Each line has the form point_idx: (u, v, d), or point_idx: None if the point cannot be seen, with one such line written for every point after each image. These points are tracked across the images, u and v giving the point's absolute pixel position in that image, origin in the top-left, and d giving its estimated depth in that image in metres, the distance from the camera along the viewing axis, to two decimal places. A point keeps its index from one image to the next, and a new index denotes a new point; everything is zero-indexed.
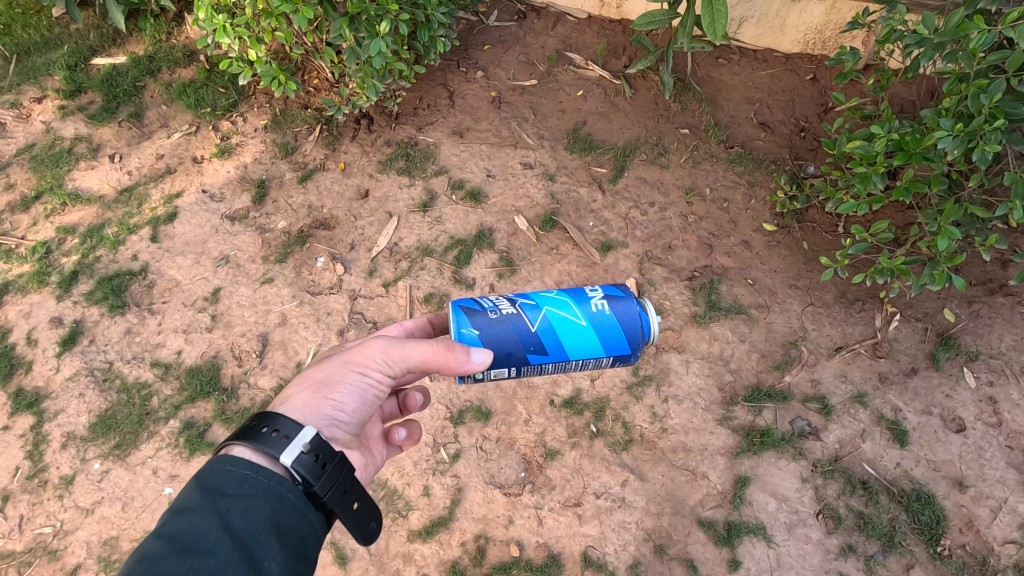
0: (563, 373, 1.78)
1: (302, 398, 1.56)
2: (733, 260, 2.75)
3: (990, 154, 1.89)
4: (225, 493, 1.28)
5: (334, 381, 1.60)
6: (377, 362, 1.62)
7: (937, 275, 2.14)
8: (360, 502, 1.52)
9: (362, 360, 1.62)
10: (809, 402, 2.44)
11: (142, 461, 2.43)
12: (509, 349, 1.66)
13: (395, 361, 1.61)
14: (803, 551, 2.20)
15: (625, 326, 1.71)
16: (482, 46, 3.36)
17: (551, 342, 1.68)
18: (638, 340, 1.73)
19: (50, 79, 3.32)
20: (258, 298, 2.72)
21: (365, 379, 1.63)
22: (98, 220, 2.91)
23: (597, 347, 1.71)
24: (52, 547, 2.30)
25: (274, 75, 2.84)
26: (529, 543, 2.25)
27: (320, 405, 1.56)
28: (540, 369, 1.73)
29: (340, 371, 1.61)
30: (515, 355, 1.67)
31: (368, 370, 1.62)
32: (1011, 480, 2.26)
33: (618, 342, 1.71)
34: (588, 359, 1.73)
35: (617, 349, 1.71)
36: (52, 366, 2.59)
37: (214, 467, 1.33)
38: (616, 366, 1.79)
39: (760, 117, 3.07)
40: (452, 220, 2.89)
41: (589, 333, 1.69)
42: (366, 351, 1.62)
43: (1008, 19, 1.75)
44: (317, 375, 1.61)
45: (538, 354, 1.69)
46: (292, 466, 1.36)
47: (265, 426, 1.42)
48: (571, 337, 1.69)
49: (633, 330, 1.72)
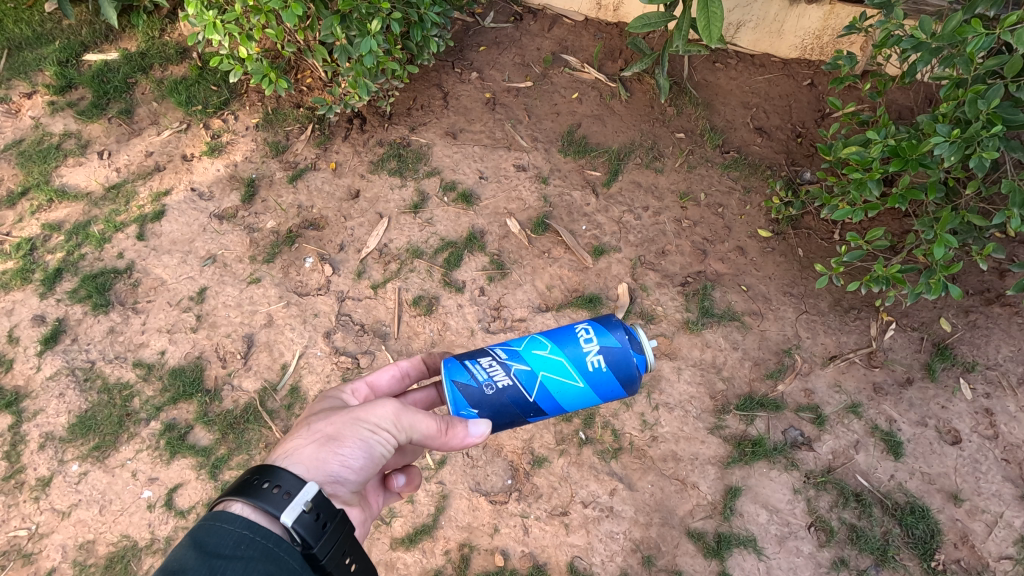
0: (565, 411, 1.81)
1: (307, 451, 1.44)
2: (727, 265, 2.71)
3: (987, 160, 1.87)
4: (221, 555, 1.17)
5: (343, 435, 1.48)
6: (388, 421, 1.52)
7: (933, 284, 2.09)
8: (356, 564, 1.40)
9: (371, 416, 1.52)
10: (802, 411, 2.39)
11: (121, 463, 2.38)
12: (511, 417, 1.66)
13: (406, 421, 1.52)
14: (793, 564, 2.15)
15: (620, 375, 1.65)
16: (478, 47, 3.33)
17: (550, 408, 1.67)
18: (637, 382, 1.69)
19: (40, 74, 3.28)
20: (245, 298, 2.68)
21: (373, 438, 1.51)
22: (84, 217, 2.86)
23: (597, 401, 1.69)
24: (27, 550, 2.25)
25: (265, 73, 2.79)
26: (515, 553, 2.20)
27: (326, 461, 1.44)
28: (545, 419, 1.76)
29: (348, 425, 1.50)
30: (517, 422, 1.69)
31: (376, 430, 1.52)
32: (1007, 494, 2.22)
33: (617, 390, 1.67)
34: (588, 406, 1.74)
35: (615, 398, 1.68)
36: (33, 365, 2.54)
37: (208, 524, 1.22)
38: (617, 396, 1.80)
39: (756, 122, 3.03)
40: (443, 222, 2.85)
41: (586, 391, 1.66)
42: (377, 410, 1.53)
43: (1006, 22, 1.71)
44: (324, 429, 1.49)
45: (539, 416, 1.69)
46: (293, 525, 1.26)
47: (265, 481, 1.31)
48: (570, 396, 1.66)
49: (629, 379, 1.66)
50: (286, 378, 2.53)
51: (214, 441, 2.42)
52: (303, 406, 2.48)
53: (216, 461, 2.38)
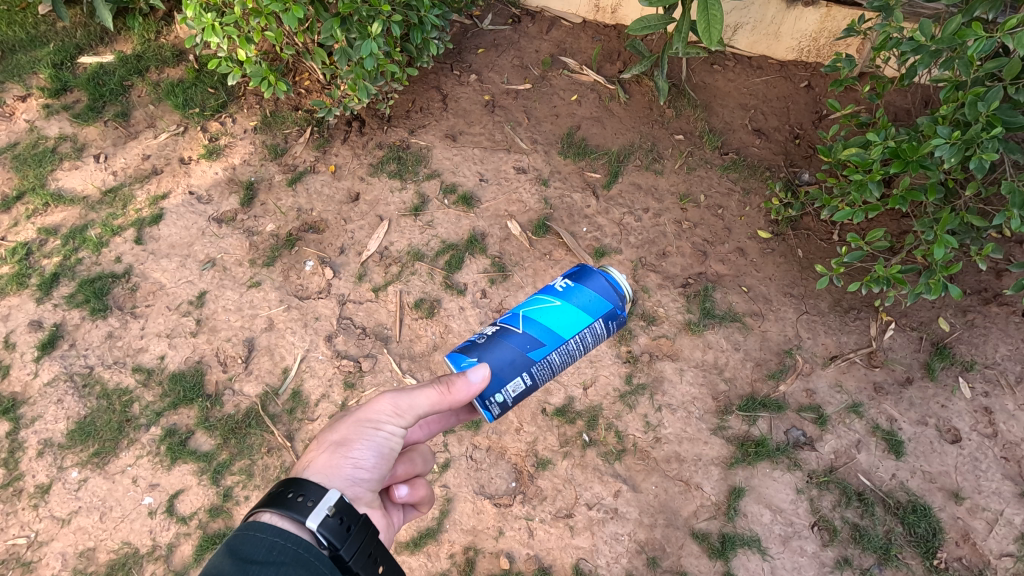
0: (570, 362, 1.71)
1: (321, 461, 1.47)
2: (727, 266, 2.72)
3: (986, 162, 1.89)
4: (255, 560, 1.16)
5: (350, 439, 1.50)
6: (387, 415, 1.52)
7: (933, 284, 2.10)
8: (386, 569, 1.38)
9: (372, 414, 1.53)
10: (804, 411, 2.41)
11: (121, 469, 2.36)
12: (508, 354, 1.62)
13: (404, 410, 1.52)
14: (797, 564, 2.16)
15: (589, 284, 1.73)
16: (476, 50, 3.33)
17: (541, 333, 1.66)
18: (611, 293, 1.73)
19: (34, 77, 3.25)
20: (245, 302, 2.66)
21: (379, 433, 1.53)
22: (81, 222, 2.84)
23: (584, 317, 1.69)
24: (27, 558, 2.23)
25: (263, 76, 2.78)
26: (519, 556, 2.20)
27: (340, 466, 1.46)
28: (549, 364, 1.67)
29: (353, 428, 1.52)
30: (517, 359, 1.62)
31: (380, 424, 1.53)
32: (1007, 492, 2.24)
33: (595, 301, 1.71)
34: (582, 333, 1.70)
35: (600, 308, 1.70)
36: (30, 371, 2.52)
37: (242, 534, 1.22)
38: (611, 329, 1.75)
39: (755, 124, 3.05)
40: (444, 224, 2.84)
41: (566, 307, 1.69)
42: (374, 405, 1.53)
43: (1006, 26, 1.72)
44: (333, 436, 1.52)
45: (537, 349, 1.64)
46: (319, 529, 1.27)
47: (290, 491, 1.33)
48: (554, 316, 1.68)
49: (602, 287, 1.73)
50: (287, 382, 2.51)
51: (216, 446, 2.40)
52: (305, 410, 2.46)
53: (218, 467, 2.37)
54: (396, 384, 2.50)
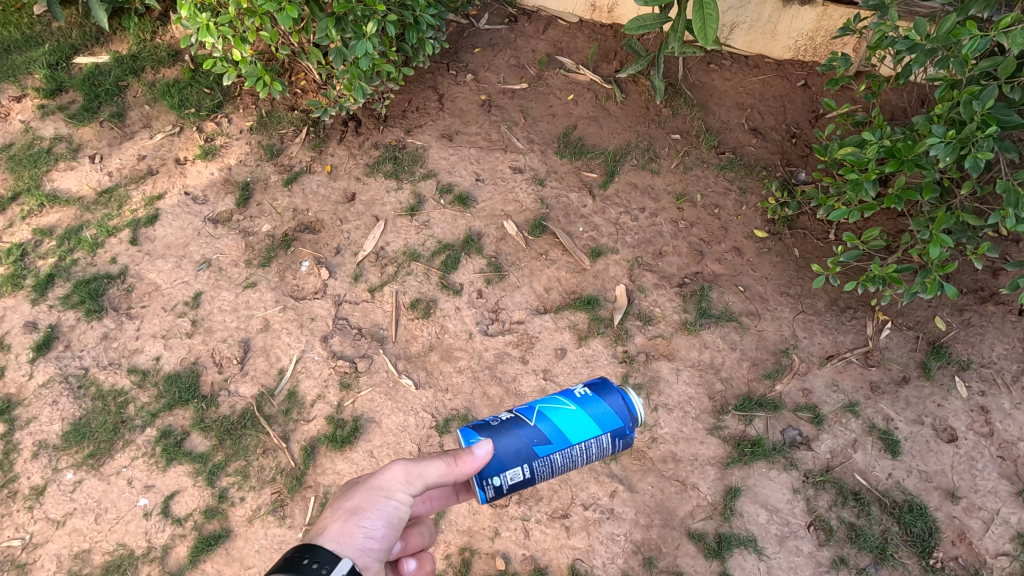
0: (569, 467, 1.67)
1: (334, 528, 1.43)
2: (724, 266, 2.72)
3: (982, 161, 1.86)
4: None
5: (364, 507, 1.48)
6: (400, 483, 1.50)
7: (928, 283, 2.10)
8: None
9: (384, 482, 1.51)
10: (800, 411, 2.40)
11: (116, 470, 2.36)
12: (515, 443, 1.59)
13: (415, 478, 1.50)
14: (793, 563, 2.16)
15: (606, 395, 1.67)
16: (472, 49, 3.32)
17: (550, 429, 1.63)
18: (625, 412, 1.67)
19: (29, 77, 3.24)
20: (241, 302, 2.66)
21: (392, 502, 1.50)
22: (76, 222, 2.83)
23: (593, 427, 1.64)
24: (21, 560, 2.22)
25: (259, 76, 2.78)
26: (515, 556, 2.20)
27: (353, 534, 1.43)
28: (551, 463, 1.63)
29: (366, 496, 1.49)
30: (520, 448, 1.60)
31: (392, 492, 1.50)
32: (1003, 491, 2.24)
33: (607, 414, 1.65)
34: (588, 441, 1.65)
35: (611, 423, 1.64)
36: (25, 373, 2.51)
37: None
38: (617, 447, 1.68)
39: (751, 123, 3.05)
40: (440, 224, 2.84)
41: (581, 414, 1.65)
42: (387, 473, 1.52)
43: (1000, 24, 1.72)
44: (346, 505, 1.49)
45: (543, 445, 1.61)
46: None
47: (305, 557, 1.30)
48: (567, 419, 1.64)
49: (618, 405, 1.66)
50: (283, 382, 2.51)
51: (211, 447, 2.40)
52: (300, 411, 2.46)
53: (213, 468, 2.36)
54: (392, 384, 2.50)
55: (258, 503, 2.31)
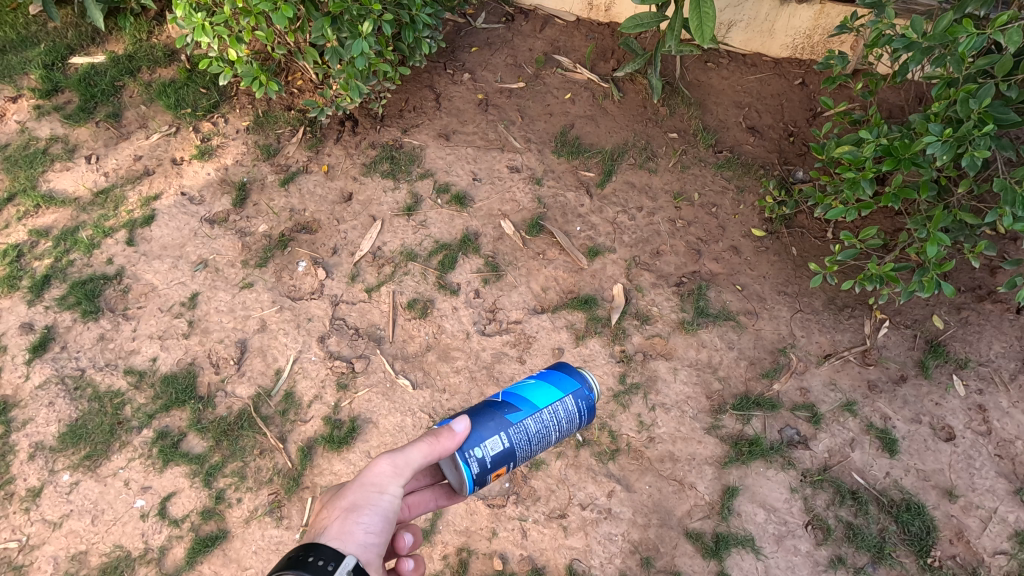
0: (545, 435, 1.69)
1: (333, 527, 1.43)
2: (721, 265, 2.72)
3: (978, 159, 1.87)
4: None
5: (360, 504, 1.50)
6: (389, 475, 1.53)
7: (926, 282, 2.09)
8: None
9: (373, 477, 1.54)
10: (798, 410, 2.40)
11: (113, 472, 2.35)
12: (486, 414, 1.64)
13: (403, 468, 1.53)
14: (791, 563, 2.16)
15: (558, 366, 1.79)
16: (469, 48, 3.32)
17: (517, 399, 1.69)
18: (579, 375, 1.77)
19: (25, 78, 3.22)
20: (237, 303, 2.65)
21: (384, 496, 1.53)
22: (72, 223, 2.82)
23: (554, 391, 1.72)
24: (18, 562, 2.22)
25: (254, 76, 2.76)
26: (513, 556, 2.20)
27: (353, 532, 1.45)
28: (525, 431, 1.66)
29: (359, 494, 1.52)
30: (493, 419, 1.63)
31: (384, 487, 1.53)
32: (1001, 490, 2.23)
33: (565, 378, 1.75)
34: (555, 405, 1.71)
35: (569, 383, 1.74)
36: (21, 374, 2.50)
37: None
38: (582, 409, 1.75)
39: (749, 122, 3.05)
40: (437, 224, 2.83)
41: (540, 382, 1.74)
42: (374, 468, 1.54)
43: (997, 22, 1.71)
44: (340, 506, 1.50)
45: (513, 411, 1.66)
46: None
47: (311, 555, 1.30)
48: (528, 388, 1.72)
49: (569, 369, 1.78)
50: (280, 383, 2.50)
51: (208, 448, 2.39)
52: (297, 411, 2.45)
53: (210, 469, 2.36)
54: (389, 384, 2.49)
55: (256, 504, 2.31)
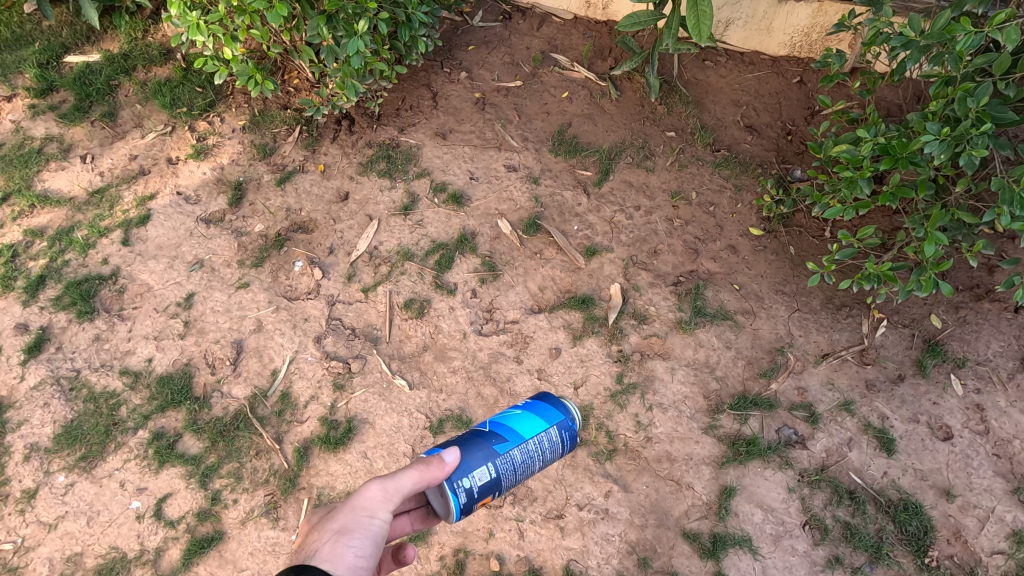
0: (530, 465, 1.73)
1: (323, 551, 1.42)
2: (719, 264, 2.71)
3: (976, 158, 1.86)
4: None
5: (350, 527, 1.48)
6: (379, 500, 1.51)
7: (924, 282, 2.09)
8: None
9: (364, 501, 1.52)
10: (795, 410, 2.40)
11: (109, 473, 2.34)
12: (475, 445, 1.66)
13: (393, 492, 1.51)
14: (788, 563, 2.15)
15: (543, 398, 1.83)
16: (466, 46, 3.30)
17: (504, 430, 1.72)
18: (563, 407, 1.82)
19: (20, 77, 3.21)
20: (233, 303, 2.64)
21: (374, 520, 1.51)
22: (68, 223, 2.81)
23: (540, 422, 1.76)
24: (13, 564, 2.21)
25: (250, 75, 2.75)
26: (510, 557, 2.19)
27: (343, 556, 1.43)
28: (511, 462, 1.68)
29: (350, 516, 1.50)
30: (482, 450, 1.65)
31: (374, 511, 1.51)
32: (999, 489, 2.23)
33: (550, 410, 1.80)
34: (540, 435, 1.75)
35: (554, 414, 1.78)
36: (17, 375, 2.49)
37: None
38: (566, 439, 1.79)
39: (747, 120, 3.04)
40: (434, 223, 2.82)
41: (526, 413, 1.78)
42: (365, 492, 1.52)
43: (995, 20, 1.70)
44: (329, 528, 1.48)
45: (501, 442, 1.68)
46: None
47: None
48: (514, 419, 1.76)
49: (553, 403, 1.82)
50: (276, 384, 2.49)
51: (204, 449, 2.39)
52: (294, 412, 2.45)
53: (206, 470, 2.35)
54: (386, 385, 2.49)
55: (252, 505, 2.31)
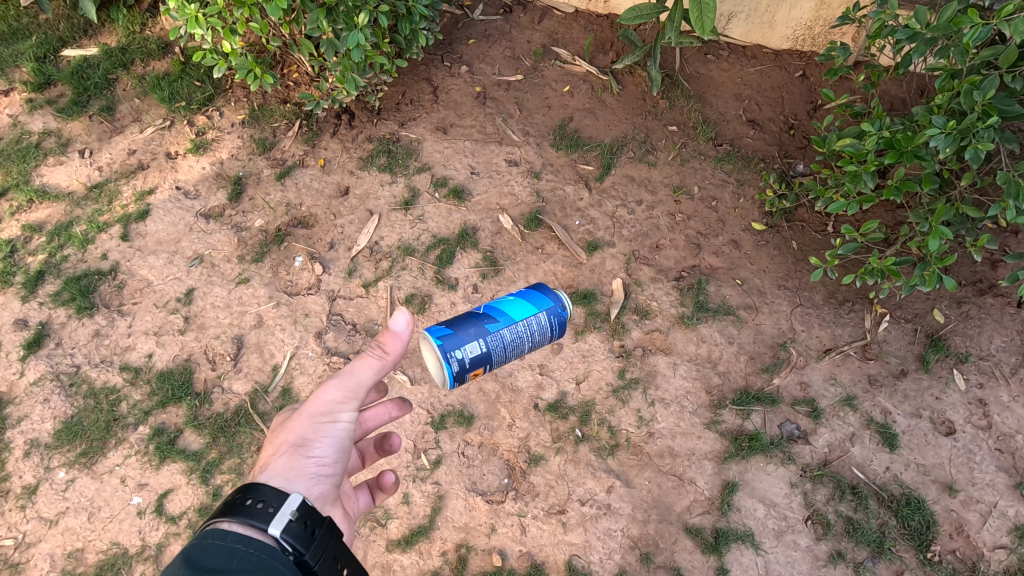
0: (519, 344, 1.88)
1: (280, 463, 1.49)
2: (721, 259, 2.70)
3: (982, 152, 1.85)
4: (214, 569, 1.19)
5: (308, 438, 1.55)
6: (336, 403, 1.58)
7: (927, 276, 2.08)
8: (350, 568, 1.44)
9: (322, 407, 1.58)
10: (798, 405, 2.39)
11: (109, 469, 2.34)
12: (467, 323, 1.81)
13: (350, 393, 1.58)
14: (791, 558, 2.16)
15: (536, 287, 1.98)
16: (467, 40, 3.28)
17: (496, 311, 1.86)
18: (552, 294, 1.96)
19: (17, 71, 3.18)
20: (234, 298, 2.63)
21: (333, 425, 1.58)
22: (66, 218, 2.79)
23: (530, 307, 1.90)
24: (15, 560, 2.21)
25: (249, 68, 2.73)
26: (512, 552, 2.19)
27: (302, 467, 1.51)
28: (502, 338, 1.83)
29: (307, 427, 1.56)
30: (474, 326, 1.80)
31: (333, 416, 1.58)
32: (1001, 484, 2.23)
33: (540, 297, 1.94)
34: (530, 318, 1.89)
35: (544, 301, 1.92)
36: (16, 371, 2.48)
37: (202, 543, 1.25)
38: (555, 325, 1.94)
39: (749, 115, 3.02)
40: (435, 218, 2.81)
41: (517, 299, 1.92)
42: (321, 397, 1.58)
43: (1003, 12, 1.68)
44: (288, 439, 1.55)
45: (492, 321, 1.83)
46: (282, 535, 1.32)
47: (249, 497, 1.37)
48: (506, 304, 1.90)
49: (543, 291, 1.97)
50: (277, 379, 2.48)
51: (205, 445, 2.38)
52: (295, 408, 2.44)
53: (207, 466, 2.34)
54: (387, 380, 2.48)
55: None
